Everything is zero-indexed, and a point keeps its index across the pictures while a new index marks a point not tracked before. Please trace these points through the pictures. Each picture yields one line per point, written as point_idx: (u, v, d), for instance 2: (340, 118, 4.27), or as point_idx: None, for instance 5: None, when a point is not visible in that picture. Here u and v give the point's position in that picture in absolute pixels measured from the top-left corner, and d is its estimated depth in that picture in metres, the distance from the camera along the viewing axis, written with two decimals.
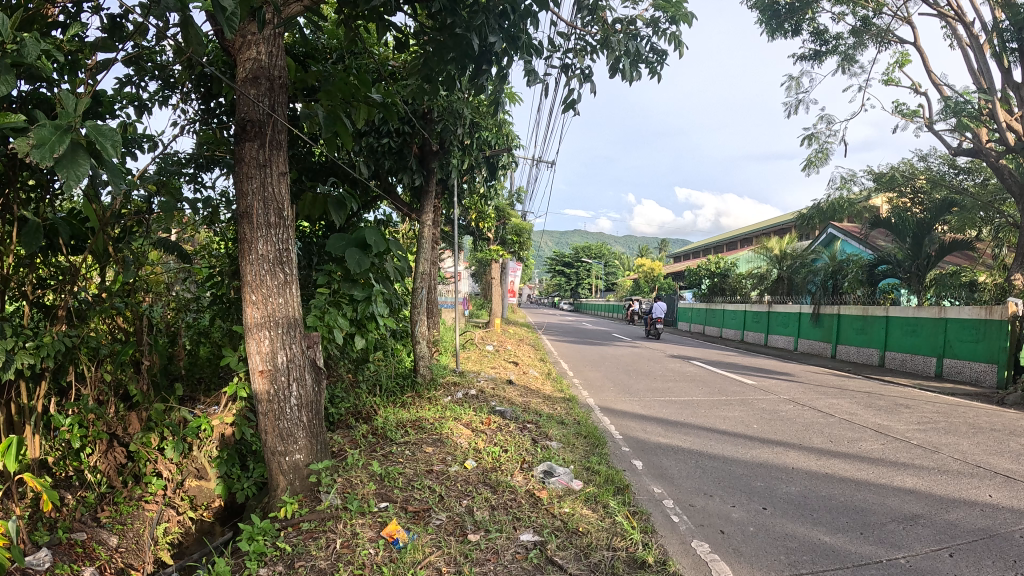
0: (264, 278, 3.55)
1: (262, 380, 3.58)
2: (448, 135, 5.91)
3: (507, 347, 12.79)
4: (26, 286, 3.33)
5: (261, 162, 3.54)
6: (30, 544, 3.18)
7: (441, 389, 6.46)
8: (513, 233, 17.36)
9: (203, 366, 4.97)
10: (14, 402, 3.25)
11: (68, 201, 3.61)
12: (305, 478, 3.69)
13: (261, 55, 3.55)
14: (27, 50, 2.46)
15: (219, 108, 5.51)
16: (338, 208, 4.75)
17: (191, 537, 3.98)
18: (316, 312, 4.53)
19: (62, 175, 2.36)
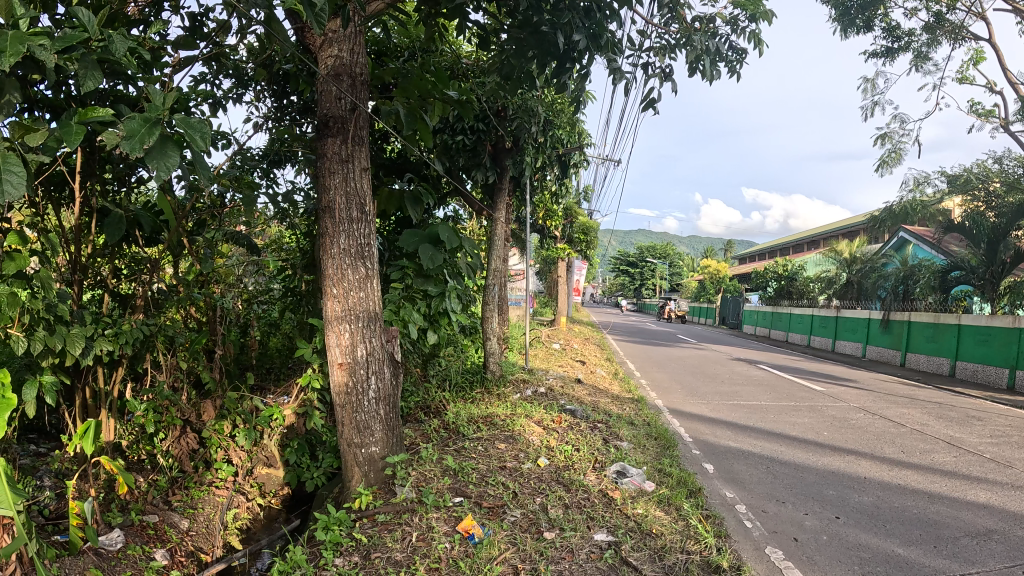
0: (346, 271, 3.61)
1: (341, 373, 3.63)
2: (522, 134, 5.85)
3: (574, 347, 12.65)
4: (104, 274, 3.41)
5: (343, 157, 3.59)
6: (103, 524, 3.16)
7: (510, 386, 6.40)
8: (581, 233, 17.13)
9: (276, 358, 5.01)
10: (90, 388, 3.29)
11: (142, 194, 3.63)
12: (380, 470, 3.74)
13: (343, 52, 3.58)
14: (115, 45, 2.54)
15: (292, 106, 5.55)
16: (415, 204, 4.80)
17: (260, 523, 4.01)
18: (391, 307, 4.54)
19: (154, 166, 2.45)
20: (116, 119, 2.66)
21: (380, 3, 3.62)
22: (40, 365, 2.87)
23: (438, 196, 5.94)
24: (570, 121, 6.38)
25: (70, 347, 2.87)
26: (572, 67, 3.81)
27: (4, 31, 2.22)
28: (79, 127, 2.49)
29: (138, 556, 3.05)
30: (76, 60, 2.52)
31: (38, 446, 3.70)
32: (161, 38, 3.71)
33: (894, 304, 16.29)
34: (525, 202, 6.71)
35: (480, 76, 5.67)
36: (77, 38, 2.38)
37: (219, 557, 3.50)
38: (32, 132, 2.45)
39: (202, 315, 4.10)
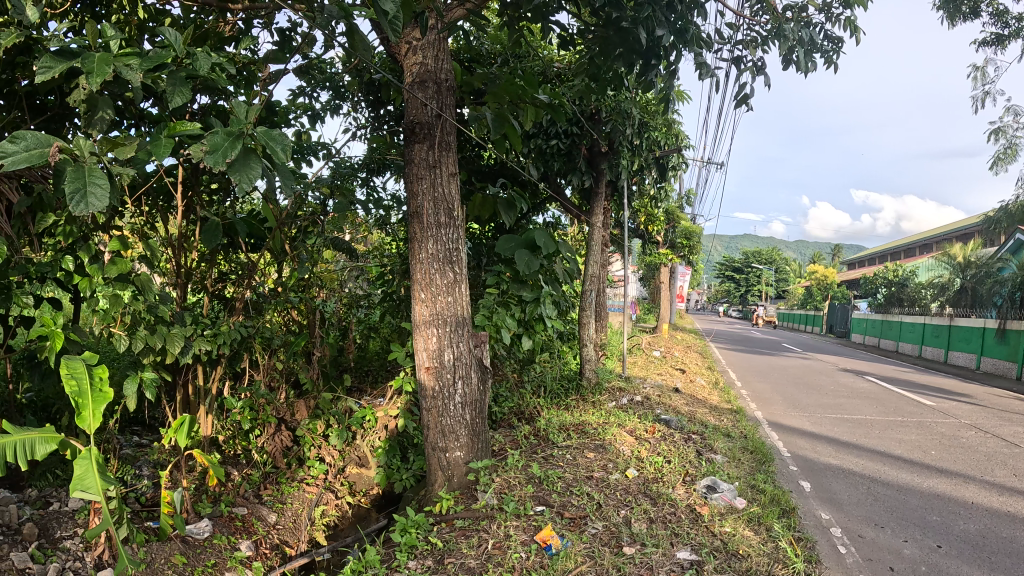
0: (433, 276, 3.67)
1: (428, 376, 3.70)
2: (617, 136, 5.77)
3: (685, 355, 12.16)
4: (207, 279, 3.69)
5: (430, 163, 3.66)
6: (192, 513, 3.34)
7: (607, 394, 6.22)
8: (683, 237, 15.85)
9: (373, 360, 5.21)
10: (191, 384, 3.56)
11: (247, 202, 3.90)
12: (464, 476, 3.74)
13: (427, 59, 3.65)
14: (199, 62, 2.69)
15: (388, 115, 5.70)
16: (508, 209, 4.86)
17: (347, 520, 4.13)
18: (485, 312, 4.52)
19: (234, 177, 2.50)
20: (204, 132, 2.85)
21: (463, 8, 3.67)
22: (142, 363, 3.12)
23: (533, 202, 5.86)
24: (666, 122, 6.28)
25: (170, 346, 3.12)
26: (658, 64, 3.74)
27: (94, 54, 2.46)
28: (168, 141, 2.72)
29: (223, 546, 3.24)
30: (167, 79, 2.72)
31: (139, 437, 4.00)
32: (255, 54, 3.94)
33: (1012, 311, 14.34)
34: (624, 206, 6.57)
35: (573, 79, 5.64)
36: (162, 57, 2.58)
37: (303, 551, 3.64)
38: (120, 145, 2.64)
39: (302, 318, 4.31)
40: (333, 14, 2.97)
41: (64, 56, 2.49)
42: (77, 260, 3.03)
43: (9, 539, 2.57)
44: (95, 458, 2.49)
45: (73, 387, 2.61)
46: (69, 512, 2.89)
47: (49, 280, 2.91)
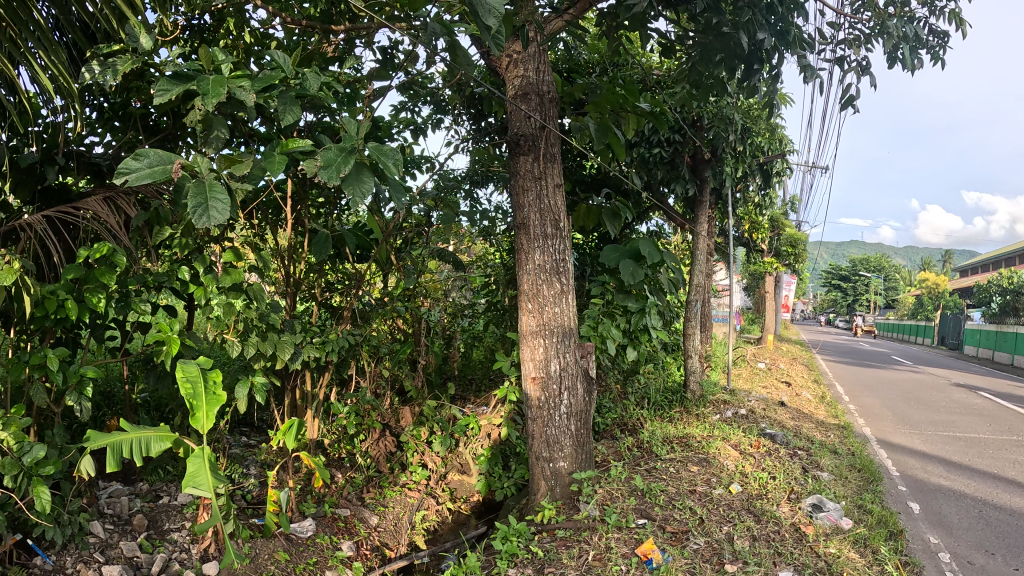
0: (541, 287, 3.72)
1: (534, 387, 3.74)
2: (720, 143, 5.65)
3: (792, 366, 11.64)
4: (315, 289, 3.86)
5: (536, 175, 3.70)
6: (297, 513, 3.49)
7: (712, 407, 6.03)
8: (788, 245, 15.15)
9: (476, 368, 5.27)
10: (299, 389, 3.75)
11: (353, 215, 4.07)
12: (566, 486, 3.73)
13: (528, 71, 3.69)
14: (308, 82, 2.86)
15: (489, 127, 5.77)
16: (613, 219, 4.73)
17: (448, 525, 4.19)
18: (590, 322, 4.57)
19: (349, 193, 2.67)
20: (315, 146, 2.97)
21: (561, 20, 3.69)
22: (254, 367, 3.34)
23: (638, 212, 5.80)
24: (770, 126, 6.14)
25: (279, 351, 3.30)
26: (760, 68, 3.66)
27: (208, 77, 2.65)
28: (281, 157, 2.82)
29: (325, 545, 3.35)
30: (278, 97, 2.86)
31: (247, 437, 4.22)
32: (358, 73, 4.12)
33: None
34: (730, 214, 6.42)
35: (672, 86, 5.58)
36: (271, 77, 2.73)
37: (403, 554, 3.72)
38: (236, 162, 2.79)
39: (408, 327, 4.44)
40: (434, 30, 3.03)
41: (178, 80, 2.67)
42: (192, 270, 3.17)
43: (119, 528, 2.82)
44: (206, 457, 2.59)
45: (187, 390, 2.79)
46: (178, 506, 3.10)
47: (164, 287, 3.09)
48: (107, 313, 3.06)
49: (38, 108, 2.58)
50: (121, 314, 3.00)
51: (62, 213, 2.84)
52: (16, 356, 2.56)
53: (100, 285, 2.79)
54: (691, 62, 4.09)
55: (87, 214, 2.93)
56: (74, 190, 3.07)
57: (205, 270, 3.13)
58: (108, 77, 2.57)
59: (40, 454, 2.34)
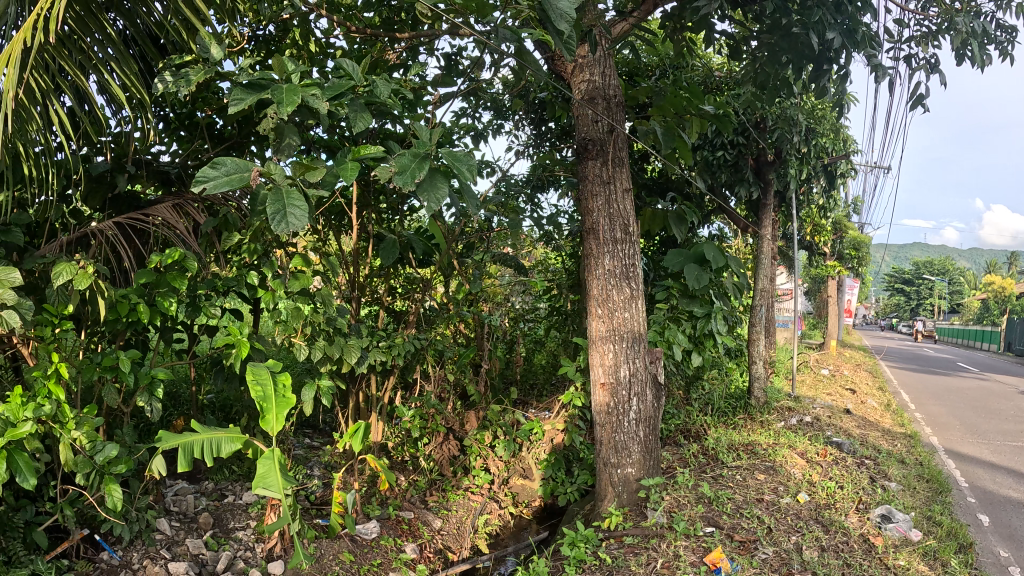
0: (610, 292, 3.66)
1: (603, 393, 3.69)
2: (784, 144, 5.55)
3: (855, 372, 11.32)
4: (380, 294, 3.97)
5: (604, 179, 3.64)
6: (362, 514, 3.52)
7: (775, 415, 5.81)
8: (851, 248, 14.80)
9: (539, 372, 5.26)
10: (363, 393, 3.80)
11: (416, 220, 4.10)
12: (634, 493, 3.66)
13: (594, 76, 3.62)
14: (377, 89, 2.98)
15: (549, 132, 5.75)
16: (679, 223, 4.69)
17: (509, 530, 4.18)
18: (656, 327, 4.49)
19: (425, 199, 2.79)
20: (385, 153, 3.09)
21: (627, 23, 3.64)
22: (320, 371, 3.48)
23: (702, 215, 5.71)
24: (834, 127, 6.02)
25: (346, 355, 3.43)
26: (829, 69, 3.59)
27: (281, 85, 2.75)
28: (353, 163, 2.94)
29: (389, 547, 3.38)
30: (348, 105, 3.00)
31: (311, 439, 4.28)
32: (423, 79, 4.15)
33: None
34: (794, 217, 6.28)
35: (734, 87, 5.50)
36: (341, 85, 2.86)
37: (465, 557, 3.72)
38: (309, 168, 2.85)
39: (470, 331, 4.43)
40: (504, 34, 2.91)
41: (252, 89, 2.78)
42: (260, 275, 3.31)
43: (185, 525, 2.88)
44: (276, 459, 2.73)
45: (258, 393, 2.94)
46: (243, 505, 3.15)
47: (231, 291, 3.21)
48: (176, 316, 3.12)
49: (108, 119, 2.67)
50: (191, 317, 3.13)
51: (133, 219, 2.89)
52: (89, 357, 2.63)
53: (171, 289, 2.91)
54: (756, 63, 4.04)
55: (157, 220, 2.98)
56: (143, 197, 3.11)
57: (273, 275, 3.26)
58: (180, 86, 2.65)
59: (112, 453, 2.40)
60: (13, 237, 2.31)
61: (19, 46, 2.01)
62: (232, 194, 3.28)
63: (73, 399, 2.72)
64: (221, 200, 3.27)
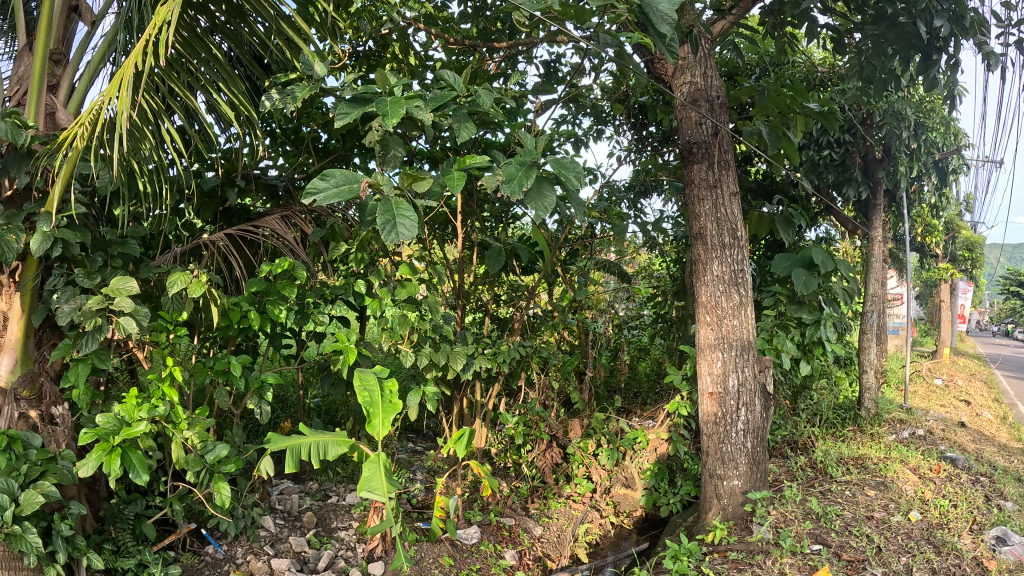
0: (719, 299, 3.53)
1: (710, 403, 3.57)
2: (893, 140, 5.24)
3: (974, 381, 10.49)
4: (484, 301, 4.01)
5: (711, 183, 3.52)
6: (463, 520, 3.57)
7: (885, 427, 5.39)
8: (965, 249, 13.86)
9: (642, 381, 5.18)
10: (467, 400, 3.86)
11: (519, 229, 4.09)
12: (740, 506, 3.54)
13: (696, 77, 3.50)
14: (479, 98, 2.97)
15: (651, 136, 5.64)
16: (786, 227, 4.50)
17: (609, 539, 4.10)
18: (763, 335, 4.36)
19: (532, 208, 2.84)
20: (490, 161, 3.09)
21: (726, 22, 3.54)
22: (427, 377, 3.52)
23: (808, 216, 5.40)
24: (945, 121, 5.66)
25: (452, 362, 3.48)
26: (940, 58, 3.38)
27: (386, 99, 2.78)
28: (459, 173, 2.98)
29: (489, 553, 3.39)
30: (451, 115, 3.03)
31: (414, 444, 4.37)
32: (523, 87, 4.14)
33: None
34: (907, 218, 5.88)
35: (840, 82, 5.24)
36: (443, 96, 2.88)
37: (564, 566, 3.68)
38: (417, 179, 2.89)
39: (574, 338, 4.40)
40: (604, 41, 2.70)
41: (357, 103, 2.82)
42: (367, 283, 3.40)
43: (289, 524, 3.01)
44: (381, 464, 2.79)
45: (365, 398, 3.02)
46: (346, 505, 3.25)
47: (339, 300, 3.32)
48: (286, 323, 3.27)
49: (218, 136, 2.84)
50: (300, 324, 3.26)
51: (244, 231, 3.05)
52: (202, 361, 2.79)
53: (280, 297, 3.05)
54: (862, 56, 3.85)
55: (266, 232, 3.13)
56: (253, 210, 3.28)
57: (380, 284, 3.34)
58: (287, 104, 2.71)
59: (221, 453, 2.53)
60: (130, 249, 2.47)
61: (129, 70, 2.14)
62: (338, 205, 3.38)
63: (188, 400, 2.90)
64: (329, 211, 3.39)
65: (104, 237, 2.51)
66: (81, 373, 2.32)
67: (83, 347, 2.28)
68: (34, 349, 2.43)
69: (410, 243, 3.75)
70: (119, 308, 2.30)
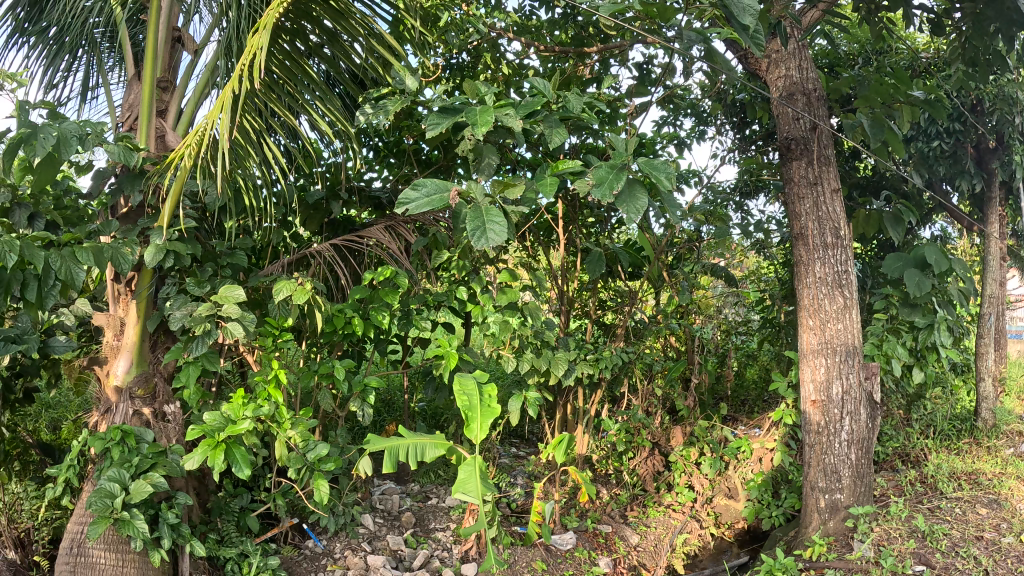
0: (822, 301, 3.42)
1: (814, 411, 3.44)
2: (1006, 127, 4.84)
3: None
4: (588, 306, 4.00)
5: (811, 180, 3.44)
6: (560, 525, 3.62)
7: (1005, 441, 4.93)
8: None
9: (750, 388, 5.02)
10: (570, 405, 3.87)
11: (624, 233, 4.06)
12: (842, 521, 3.38)
13: (791, 70, 3.45)
14: (569, 104, 2.99)
15: (754, 134, 5.45)
16: (896, 225, 4.18)
17: (708, 552, 3.96)
18: (873, 340, 4.13)
19: (623, 210, 2.78)
20: (582, 166, 3.11)
21: (817, 11, 3.44)
22: (529, 383, 3.53)
23: (920, 214, 5.05)
24: None
25: (554, 368, 3.45)
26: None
27: (477, 108, 2.87)
28: (552, 178, 3.02)
29: (584, 559, 3.38)
30: (543, 121, 3.08)
31: (516, 448, 4.44)
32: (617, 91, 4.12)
33: None
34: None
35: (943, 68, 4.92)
36: (534, 104, 2.92)
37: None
38: (509, 186, 2.89)
39: (682, 345, 4.29)
40: (687, 37, 2.66)
41: (448, 113, 2.92)
42: (470, 290, 3.48)
43: (388, 522, 3.16)
44: (477, 465, 2.82)
45: (465, 402, 3.08)
46: (445, 507, 3.34)
47: (442, 307, 3.42)
48: (391, 328, 3.39)
49: (323, 151, 3.04)
50: (404, 330, 3.38)
51: (349, 241, 3.22)
52: (308, 365, 2.97)
53: (384, 304, 3.16)
54: (967, 36, 3.66)
55: (370, 241, 3.28)
56: (359, 221, 3.46)
57: (482, 290, 3.39)
58: (380, 118, 2.85)
59: (321, 451, 2.66)
60: (237, 259, 2.75)
61: (227, 96, 2.31)
62: (440, 214, 3.45)
63: (295, 402, 3.09)
64: (431, 220, 3.47)
65: (213, 249, 2.80)
66: (191, 374, 2.57)
67: (193, 349, 2.53)
68: (148, 352, 2.74)
69: (515, 250, 3.80)
70: (226, 314, 2.52)
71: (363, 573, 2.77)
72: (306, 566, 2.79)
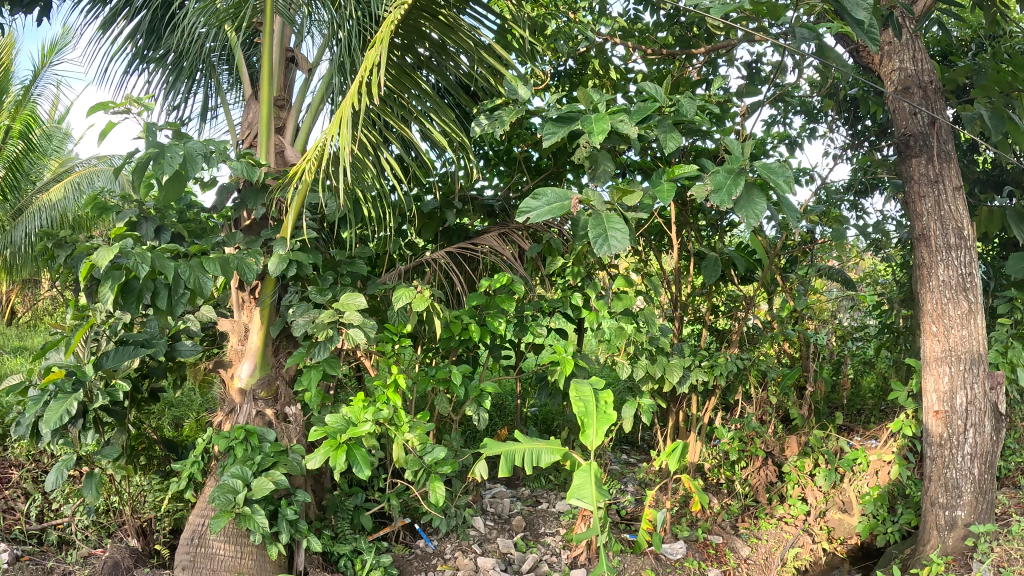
0: (945, 307, 3.21)
1: (937, 423, 3.26)
2: None
3: None
4: (702, 311, 3.96)
5: (931, 177, 3.23)
6: (670, 534, 3.57)
7: None
8: None
9: (867, 397, 4.80)
10: (684, 412, 3.82)
11: (737, 237, 3.97)
12: (962, 540, 3.20)
13: (905, 62, 3.30)
14: (682, 107, 2.94)
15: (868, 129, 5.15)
16: (1019, 223, 3.90)
17: (820, 568, 3.74)
18: (997, 345, 3.84)
19: (742, 216, 2.64)
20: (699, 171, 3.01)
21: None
22: (643, 390, 3.50)
23: None
24: None
25: (668, 374, 3.43)
26: None
27: (591, 116, 2.87)
28: (668, 184, 2.95)
29: (693, 570, 3.33)
30: (658, 126, 3.02)
31: (627, 455, 4.42)
32: (725, 92, 4.04)
33: None
34: None
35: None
36: (648, 109, 2.88)
37: None
38: (627, 193, 2.88)
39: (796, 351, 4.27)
40: (796, 34, 2.60)
41: (562, 122, 2.95)
42: (585, 296, 3.46)
43: (498, 525, 3.22)
44: (593, 471, 2.81)
45: (580, 408, 3.06)
46: (555, 513, 3.36)
47: (557, 312, 3.42)
48: (506, 334, 3.43)
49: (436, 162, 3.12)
50: (519, 336, 3.41)
51: (464, 249, 3.30)
52: (424, 370, 3.06)
53: (499, 310, 3.22)
54: None
55: (484, 249, 3.34)
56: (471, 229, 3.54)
57: (597, 296, 3.38)
58: (495, 128, 2.91)
59: (438, 454, 2.74)
60: (355, 268, 2.94)
61: (346, 109, 2.44)
62: (554, 220, 3.48)
63: (410, 405, 3.21)
64: (544, 227, 3.51)
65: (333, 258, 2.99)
66: (312, 377, 2.71)
67: (316, 354, 2.68)
68: (272, 356, 2.95)
69: (628, 255, 3.79)
70: (348, 320, 2.65)
71: (473, 573, 2.83)
72: (417, 565, 2.89)
